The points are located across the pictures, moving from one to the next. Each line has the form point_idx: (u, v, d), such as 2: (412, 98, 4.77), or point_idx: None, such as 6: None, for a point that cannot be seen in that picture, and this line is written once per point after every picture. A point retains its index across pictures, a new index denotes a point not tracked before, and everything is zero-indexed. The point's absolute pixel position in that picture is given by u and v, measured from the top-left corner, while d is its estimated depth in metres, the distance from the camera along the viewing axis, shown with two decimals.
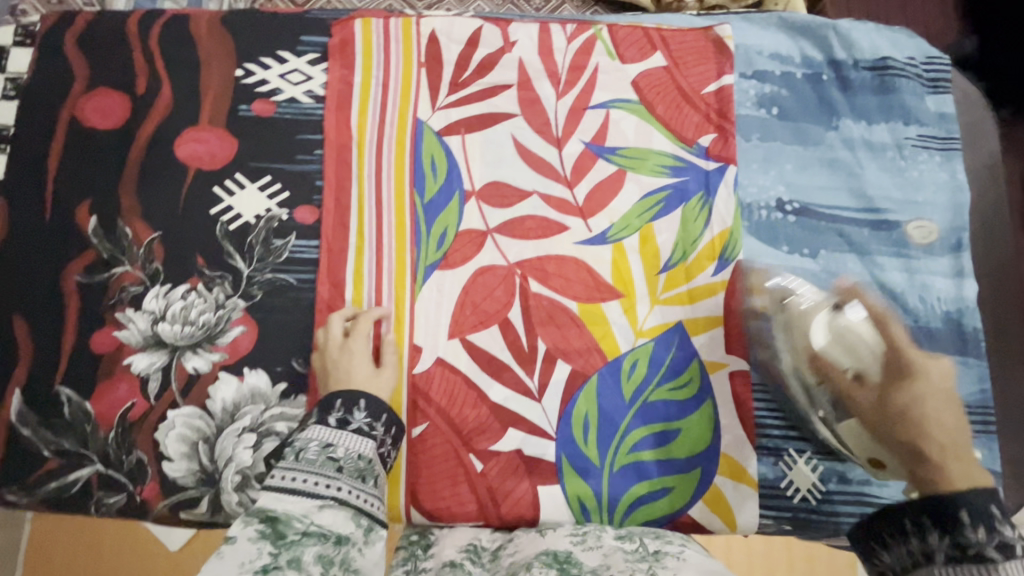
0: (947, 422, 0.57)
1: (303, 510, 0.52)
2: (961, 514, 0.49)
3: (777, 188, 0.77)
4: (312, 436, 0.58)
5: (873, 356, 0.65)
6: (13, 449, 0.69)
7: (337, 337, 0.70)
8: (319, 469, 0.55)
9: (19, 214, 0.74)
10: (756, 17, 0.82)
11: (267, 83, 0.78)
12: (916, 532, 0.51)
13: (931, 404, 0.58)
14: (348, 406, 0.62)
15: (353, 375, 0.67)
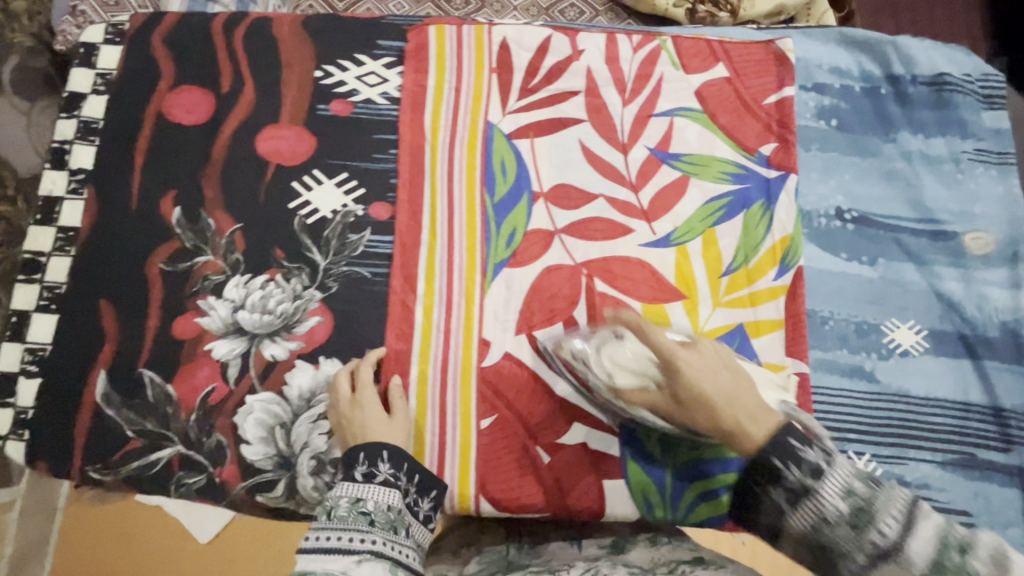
0: (730, 383, 0.55)
1: (342, 567, 0.53)
2: (776, 464, 0.48)
3: (836, 198, 0.79)
4: (342, 492, 0.60)
5: (649, 366, 0.61)
6: (97, 428, 0.71)
7: (346, 394, 0.70)
8: (355, 525, 0.56)
9: (107, 203, 0.77)
10: (816, 32, 0.85)
11: (345, 85, 0.81)
12: (769, 497, 0.49)
13: (709, 379, 0.55)
14: (371, 457, 0.62)
15: (369, 426, 0.67)
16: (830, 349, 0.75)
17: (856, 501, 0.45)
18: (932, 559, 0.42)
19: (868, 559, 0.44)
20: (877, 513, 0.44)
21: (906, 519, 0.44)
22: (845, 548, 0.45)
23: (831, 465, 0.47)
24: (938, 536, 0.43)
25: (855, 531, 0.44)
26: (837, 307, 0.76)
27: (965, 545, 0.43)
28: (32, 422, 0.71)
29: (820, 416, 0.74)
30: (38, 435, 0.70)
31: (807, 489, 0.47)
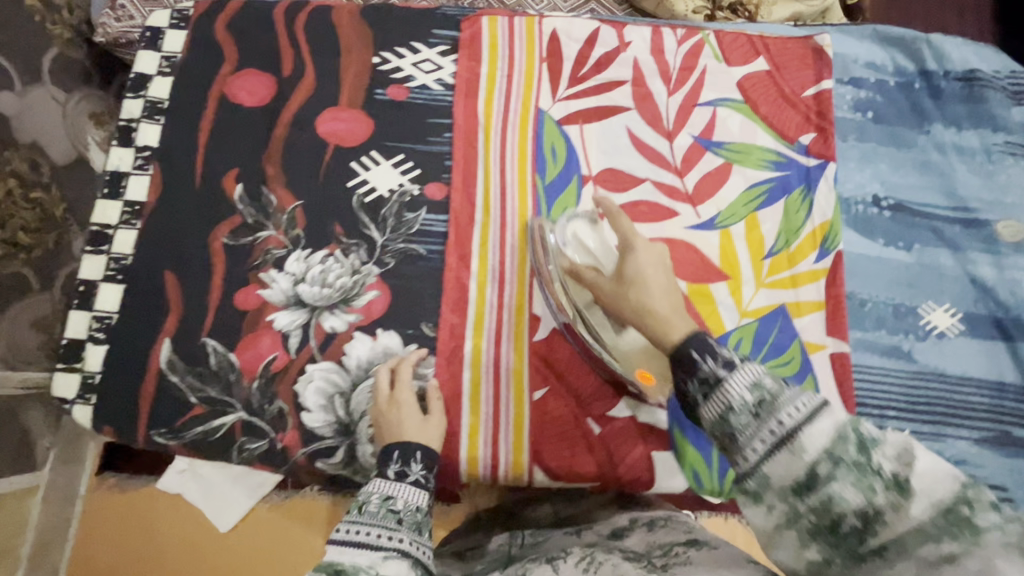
0: (666, 282, 0.63)
1: (369, 561, 0.52)
2: (693, 356, 0.50)
3: (873, 185, 0.83)
4: (374, 488, 0.60)
5: (607, 260, 0.72)
6: (162, 393, 0.73)
7: (385, 389, 0.72)
8: (383, 522, 0.56)
9: (172, 179, 0.80)
10: (851, 29, 0.89)
11: (402, 71, 0.84)
12: (685, 389, 0.50)
13: (651, 270, 0.64)
14: (404, 458, 0.64)
15: (404, 426, 0.68)
16: (869, 330, 0.78)
17: (761, 392, 0.46)
18: (835, 450, 0.42)
19: (766, 446, 0.44)
20: (780, 404, 0.45)
21: (817, 412, 0.44)
22: (746, 435, 0.46)
23: (744, 359, 0.48)
24: (847, 431, 0.43)
25: (756, 418, 0.45)
26: (875, 289, 0.79)
27: (870, 442, 0.42)
28: (99, 387, 0.73)
29: (860, 393, 0.76)
30: (105, 399, 0.72)
31: (718, 378, 0.48)
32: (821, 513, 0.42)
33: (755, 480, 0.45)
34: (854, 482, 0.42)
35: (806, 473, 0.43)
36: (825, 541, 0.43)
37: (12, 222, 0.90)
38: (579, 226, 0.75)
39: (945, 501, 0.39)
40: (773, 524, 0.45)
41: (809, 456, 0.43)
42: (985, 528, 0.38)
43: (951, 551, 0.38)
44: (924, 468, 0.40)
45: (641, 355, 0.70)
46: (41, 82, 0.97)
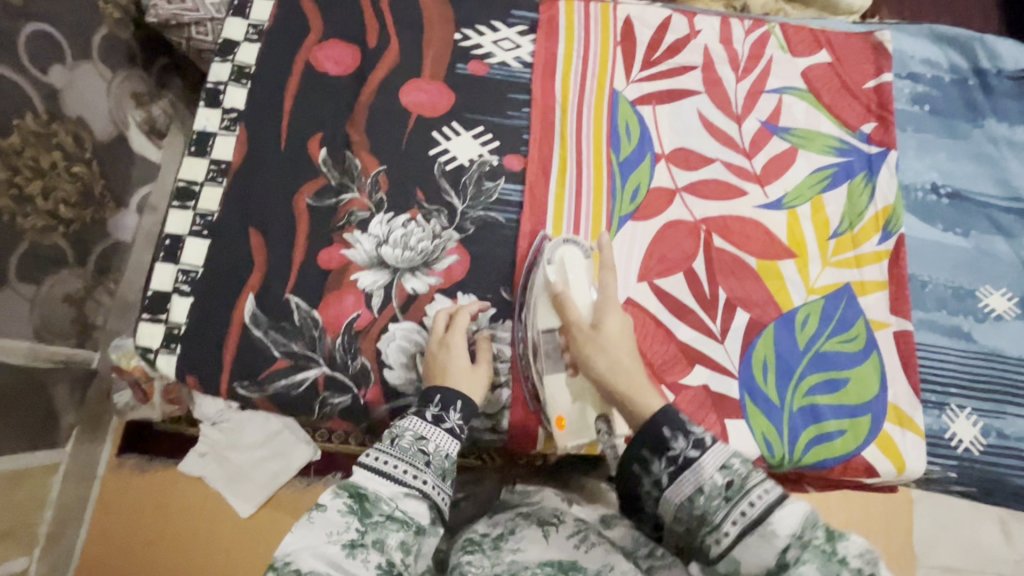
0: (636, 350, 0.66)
1: (390, 494, 0.57)
2: (666, 433, 0.57)
3: (931, 174, 0.86)
4: (408, 425, 0.62)
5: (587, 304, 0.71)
6: (244, 347, 0.74)
7: (439, 331, 0.72)
8: (410, 460, 0.59)
9: (258, 141, 0.82)
10: (908, 28, 0.93)
11: (482, 47, 0.87)
12: (658, 470, 0.57)
13: (624, 335, 0.67)
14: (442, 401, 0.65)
15: (452, 368, 0.69)
16: (930, 309, 0.81)
17: (732, 475, 0.53)
18: (804, 534, 0.49)
19: (737, 529, 0.51)
20: (749, 488, 0.52)
21: (784, 497, 0.51)
22: (717, 518, 0.52)
23: (714, 441, 0.55)
24: (813, 520, 0.49)
25: (727, 501, 0.52)
26: (935, 272, 0.82)
27: (835, 532, 0.49)
28: (184, 337, 0.74)
29: (922, 370, 0.78)
30: (190, 351, 0.73)
31: (689, 458, 0.55)
32: None
33: (727, 563, 0.51)
34: (820, 567, 0.47)
35: (777, 558, 0.49)
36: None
37: (54, 195, 0.95)
38: (569, 253, 0.74)
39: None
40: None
41: (779, 540, 0.49)
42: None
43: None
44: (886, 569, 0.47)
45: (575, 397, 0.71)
46: (89, 60, 1.02)
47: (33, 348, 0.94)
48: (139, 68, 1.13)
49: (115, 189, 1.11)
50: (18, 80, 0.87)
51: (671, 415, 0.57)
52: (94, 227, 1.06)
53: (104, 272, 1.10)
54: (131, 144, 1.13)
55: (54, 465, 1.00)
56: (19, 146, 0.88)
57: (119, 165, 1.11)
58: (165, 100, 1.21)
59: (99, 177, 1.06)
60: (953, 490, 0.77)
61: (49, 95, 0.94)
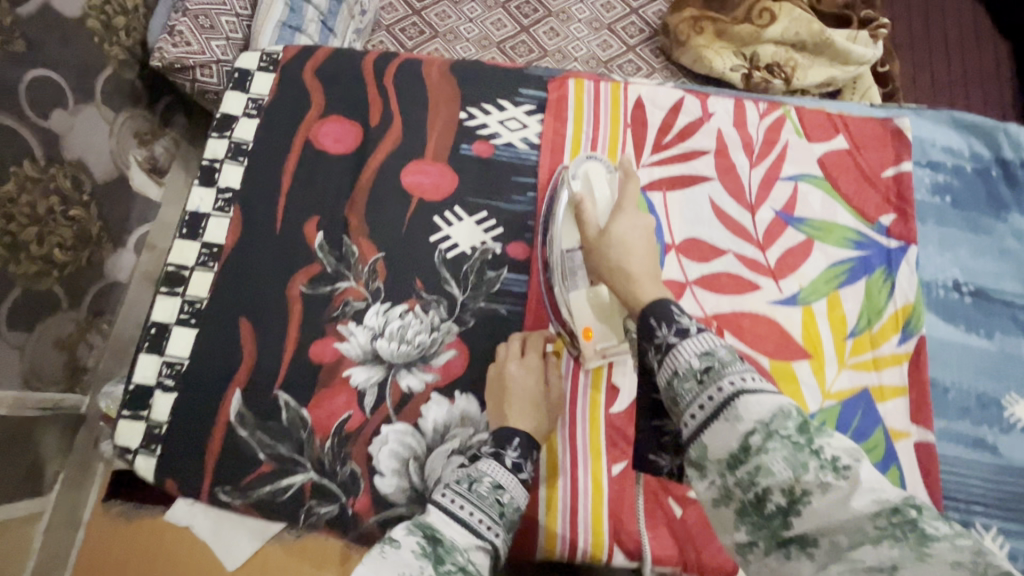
0: (646, 249, 0.65)
1: (465, 543, 0.53)
2: (652, 323, 0.55)
3: (953, 270, 0.83)
4: (487, 471, 0.61)
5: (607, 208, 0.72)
6: (228, 449, 0.70)
7: (516, 354, 0.74)
8: (487, 508, 0.57)
9: (253, 222, 0.79)
10: (928, 113, 0.90)
11: (488, 127, 0.84)
12: (648, 360, 0.55)
13: (630, 237, 0.66)
14: (519, 448, 0.65)
15: (522, 400, 0.70)
16: (953, 418, 0.77)
17: (710, 360, 0.49)
18: (772, 424, 0.45)
19: (704, 413, 0.48)
20: (726, 372, 0.48)
21: (760, 387, 0.47)
22: (689, 398, 0.49)
23: (699, 330, 0.52)
24: (789, 410, 0.45)
25: (699, 384, 0.49)
26: (957, 377, 0.78)
27: (812, 428, 0.45)
28: (166, 439, 0.70)
29: (946, 484, 0.74)
30: (171, 451, 0.69)
31: (670, 344, 0.53)
32: (747, 487, 0.44)
33: (696, 448, 0.48)
34: (786, 457, 0.43)
35: (740, 444, 0.45)
36: (751, 521, 0.44)
37: (50, 240, 0.93)
38: (592, 167, 0.76)
39: (886, 507, 0.40)
40: (711, 498, 0.47)
41: (743, 424, 0.45)
42: (934, 537, 0.39)
43: (893, 558, 0.38)
44: (866, 472, 0.42)
45: (598, 313, 0.72)
46: (93, 101, 1.00)
47: (20, 397, 0.91)
48: (144, 107, 1.12)
49: (113, 230, 1.09)
50: (19, 129, 0.86)
51: (661, 308, 0.55)
52: (89, 269, 1.04)
53: (97, 314, 1.07)
54: (131, 183, 1.12)
55: (35, 514, 0.94)
56: (16, 194, 0.87)
57: (119, 207, 1.09)
58: (168, 137, 1.20)
59: (96, 220, 1.04)
60: None
61: (50, 141, 0.93)
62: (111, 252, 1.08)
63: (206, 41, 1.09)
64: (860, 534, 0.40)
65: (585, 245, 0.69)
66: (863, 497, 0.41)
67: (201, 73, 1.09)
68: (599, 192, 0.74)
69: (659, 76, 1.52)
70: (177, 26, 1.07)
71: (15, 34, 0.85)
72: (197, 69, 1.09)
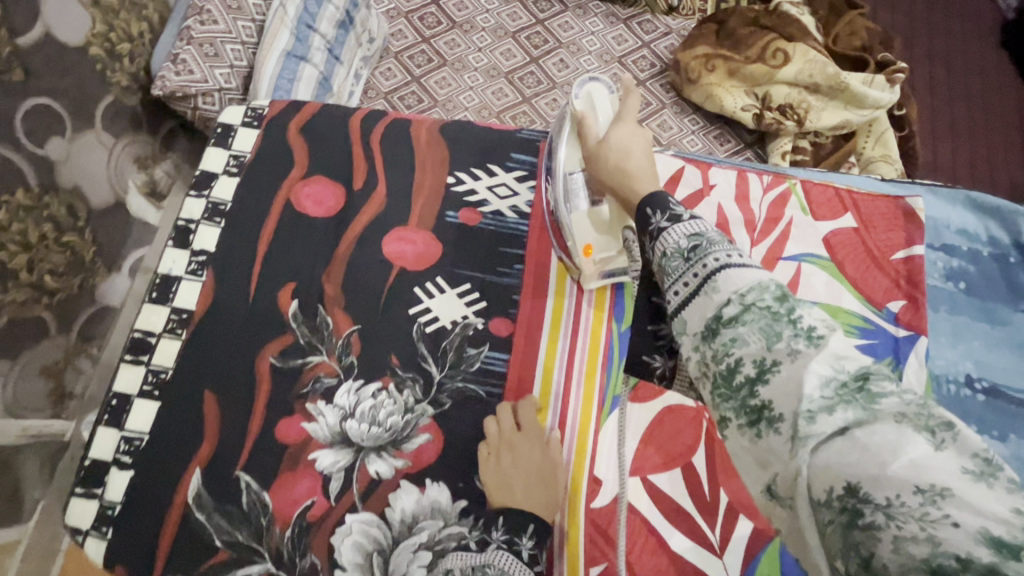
0: (643, 153, 0.68)
1: None
2: (647, 212, 0.55)
3: (965, 364, 0.77)
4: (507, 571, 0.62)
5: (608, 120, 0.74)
6: (182, 533, 0.66)
7: (508, 430, 0.70)
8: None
9: (226, 288, 0.75)
10: (942, 192, 0.86)
11: (476, 194, 0.81)
12: (645, 250, 0.55)
13: (629, 142, 0.69)
14: (534, 536, 0.65)
15: (516, 484, 0.67)
16: None
17: (697, 239, 0.48)
18: (748, 296, 0.43)
19: (687, 289, 0.46)
20: (711, 251, 0.47)
21: (744, 264, 0.45)
22: (675, 276, 0.48)
23: (691, 218, 0.51)
24: (767, 284, 0.43)
25: (685, 262, 0.47)
26: None
27: (792, 299, 0.42)
28: (119, 521, 0.66)
29: None
30: (123, 533, 0.66)
31: (661, 229, 0.52)
32: (719, 358, 0.42)
33: (677, 323, 0.47)
34: (761, 328, 0.41)
35: (714, 314, 0.44)
36: (721, 395, 0.42)
37: (41, 267, 0.90)
38: (595, 87, 0.76)
39: (841, 375, 0.38)
40: (693, 375, 0.45)
41: (720, 296, 0.44)
42: (881, 396, 0.36)
43: (846, 420, 0.36)
44: (837, 342, 0.40)
45: (598, 228, 0.75)
46: (93, 128, 0.98)
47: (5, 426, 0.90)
48: (145, 132, 1.10)
49: (107, 253, 1.05)
50: (13, 158, 0.83)
51: (656, 197, 0.55)
52: (81, 295, 1.01)
53: (87, 339, 1.04)
54: (128, 208, 1.08)
55: None
56: (5, 223, 0.83)
57: (114, 235, 1.06)
58: (169, 162, 1.17)
59: (90, 245, 1.00)
60: None
61: (45, 167, 0.89)
62: (105, 277, 1.05)
63: (209, 70, 1.07)
64: (813, 400, 0.37)
65: (587, 156, 0.72)
66: (828, 363, 0.38)
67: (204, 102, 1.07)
68: (603, 109, 0.75)
69: (669, 113, 1.47)
70: (181, 55, 1.05)
71: (13, 63, 0.82)
72: (199, 98, 1.07)
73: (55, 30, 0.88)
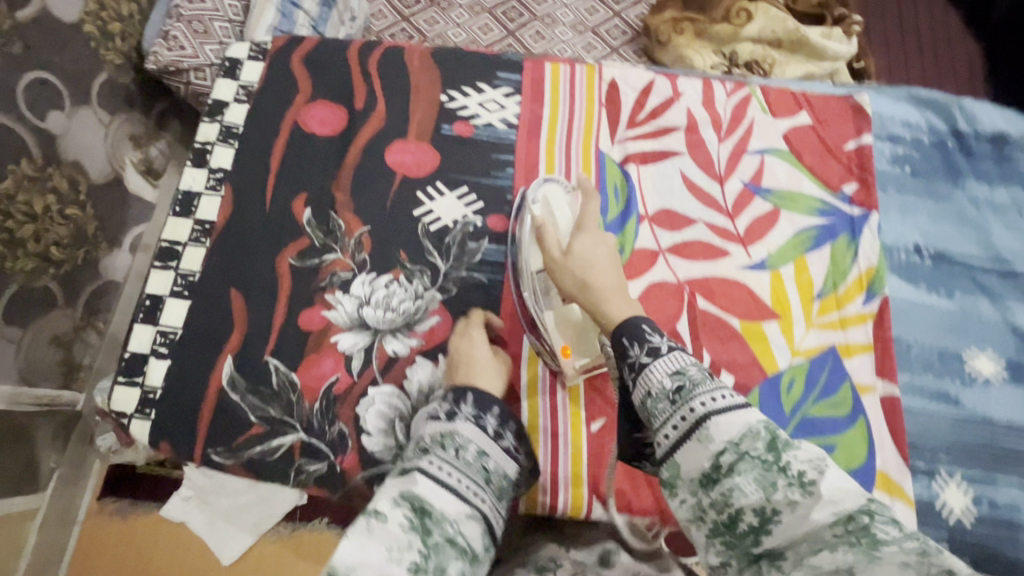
0: (609, 266, 0.69)
1: (454, 514, 0.53)
2: (625, 342, 0.60)
3: (913, 235, 0.87)
4: (472, 438, 0.59)
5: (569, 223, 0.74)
6: (220, 411, 0.73)
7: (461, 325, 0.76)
8: (473, 476, 0.57)
9: (242, 200, 0.82)
10: (887, 91, 0.96)
11: (468, 109, 0.89)
12: (623, 377, 0.60)
13: (593, 253, 0.69)
14: (500, 417, 0.62)
15: (474, 356, 0.71)
16: (917, 373, 0.80)
17: (681, 380, 0.55)
18: (742, 444, 0.50)
19: (677, 433, 0.53)
20: (696, 394, 0.54)
21: (729, 407, 0.52)
22: (661, 418, 0.55)
23: (669, 350, 0.58)
24: (757, 429, 0.50)
25: (672, 405, 0.54)
26: (920, 334, 0.82)
27: (780, 443, 0.50)
28: (160, 404, 0.73)
29: (911, 434, 0.77)
30: (165, 416, 0.72)
31: (642, 365, 0.58)
32: (721, 507, 0.50)
33: (669, 467, 0.53)
34: (757, 477, 0.49)
35: (711, 463, 0.51)
36: (724, 541, 0.50)
37: (47, 237, 0.93)
38: (550, 190, 0.76)
39: (840, 517, 0.45)
40: (687, 517, 0.52)
41: (715, 444, 0.51)
42: (883, 542, 0.44)
43: (850, 565, 0.44)
44: (828, 484, 0.47)
45: (569, 331, 0.73)
46: (89, 104, 1.00)
47: (15, 394, 0.92)
48: (139, 111, 1.11)
49: (109, 231, 1.08)
50: (14, 127, 0.86)
51: (632, 327, 0.60)
52: (86, 268, 1.04)
53: (94, 313, 1.07)
54: (127, 184, 1.11)
55: (32, 510, 0.98)
56: (11, 191, 0.86)
57: (114, 209, 1.08)
58: (164, 141, 1.19)
59: (91, 219, 1.03)
60: None
61: (47, 139, 0.92)
62: (107, 252, 1.08)
63: (199, 46, 1.07)
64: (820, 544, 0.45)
65: (550, 265, 0.70)
66: (822, 508, 0.46)
67: (196, 77, 1.07)
68: (560, 213, 0.75)
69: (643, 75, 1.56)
70: (172, 31, 1.06)
71: (12, 36, 0.85)
72: (192, 72, 1.08)
73: (51, 7, 0.91)
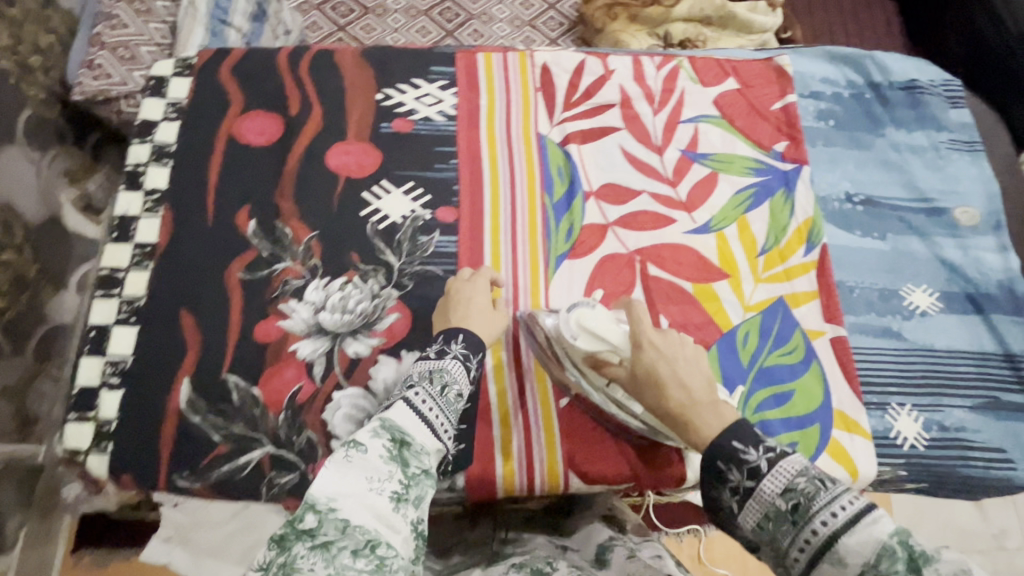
0: (687, 374, 0.64)
1: (430, 447, 0.55)
2: (720, 466, 0.55)
3: (843, 184, 0.91)
4: (455, 379, 0.63)
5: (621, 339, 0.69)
6: (182, 435, 0.71)
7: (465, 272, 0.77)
8: (450, 413, 0.59)
9: (183, 219, 0.80)
10: (806, 51, 1.00)
11: (405, 105, 0.89)
12: (725, 503, 0.55)
13: (665, 367, 0.65)
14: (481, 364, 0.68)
15: (474, 303, 0.73)
16: (861, 313, 0.84)
17: (795, 498, 0.50)
18: (880, 565, 0.44)
19: (807, 554, 0.48)
20: (814, 512, 0.49)
21: (855, 521, 0.47)
22: (788, 543, 0.49)
23: (772, 466, 0.53)
24: (891, 546, 0.44)
25: (794, 526, 0.49)
26: (859, 276, 0.86)
27: (915, 553, 0.43)
28: (117, 435, 0.71)
29: (861, 372, 0.81)
30: (124, 448, 0.70)
31: (748, 488, 0.53)
32: None
33: None
34: None
35: None
36: None
37: None
38: (583, 311, 0.71)
39: None
40: None
41: (850, 568, 0.45)
42: None
43: None
44: None
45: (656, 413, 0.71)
46: (15, 142, 0.94)
47: None
48: (73, 147, 1.07)
49: (52, 272, 1.04)
50: None
51: (724, 447, 0.56)
52: (32, 312, 0.99)
53: (46, 357, 1.02)
54: (65, 223, 1.07)
55: None
56: None
57: (56, 250, 1.05)
58: (101, 175, 1.14)
59: (32, 263, 0.99)
60: (906, 487, 0.79)
61: None
62: (53, 294, 1.04)
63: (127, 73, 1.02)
64: None
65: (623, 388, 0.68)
66: None
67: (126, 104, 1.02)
68: (606, 330, 0.69)
69: None
70: (96, 60, 1.02)
71: None
72: (122, 101, 1.03)
73: None
